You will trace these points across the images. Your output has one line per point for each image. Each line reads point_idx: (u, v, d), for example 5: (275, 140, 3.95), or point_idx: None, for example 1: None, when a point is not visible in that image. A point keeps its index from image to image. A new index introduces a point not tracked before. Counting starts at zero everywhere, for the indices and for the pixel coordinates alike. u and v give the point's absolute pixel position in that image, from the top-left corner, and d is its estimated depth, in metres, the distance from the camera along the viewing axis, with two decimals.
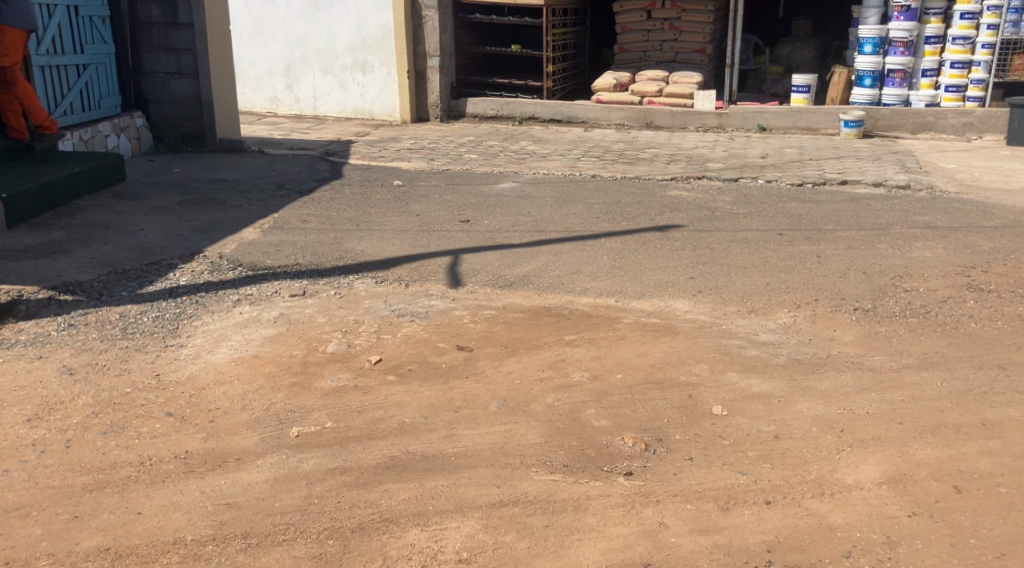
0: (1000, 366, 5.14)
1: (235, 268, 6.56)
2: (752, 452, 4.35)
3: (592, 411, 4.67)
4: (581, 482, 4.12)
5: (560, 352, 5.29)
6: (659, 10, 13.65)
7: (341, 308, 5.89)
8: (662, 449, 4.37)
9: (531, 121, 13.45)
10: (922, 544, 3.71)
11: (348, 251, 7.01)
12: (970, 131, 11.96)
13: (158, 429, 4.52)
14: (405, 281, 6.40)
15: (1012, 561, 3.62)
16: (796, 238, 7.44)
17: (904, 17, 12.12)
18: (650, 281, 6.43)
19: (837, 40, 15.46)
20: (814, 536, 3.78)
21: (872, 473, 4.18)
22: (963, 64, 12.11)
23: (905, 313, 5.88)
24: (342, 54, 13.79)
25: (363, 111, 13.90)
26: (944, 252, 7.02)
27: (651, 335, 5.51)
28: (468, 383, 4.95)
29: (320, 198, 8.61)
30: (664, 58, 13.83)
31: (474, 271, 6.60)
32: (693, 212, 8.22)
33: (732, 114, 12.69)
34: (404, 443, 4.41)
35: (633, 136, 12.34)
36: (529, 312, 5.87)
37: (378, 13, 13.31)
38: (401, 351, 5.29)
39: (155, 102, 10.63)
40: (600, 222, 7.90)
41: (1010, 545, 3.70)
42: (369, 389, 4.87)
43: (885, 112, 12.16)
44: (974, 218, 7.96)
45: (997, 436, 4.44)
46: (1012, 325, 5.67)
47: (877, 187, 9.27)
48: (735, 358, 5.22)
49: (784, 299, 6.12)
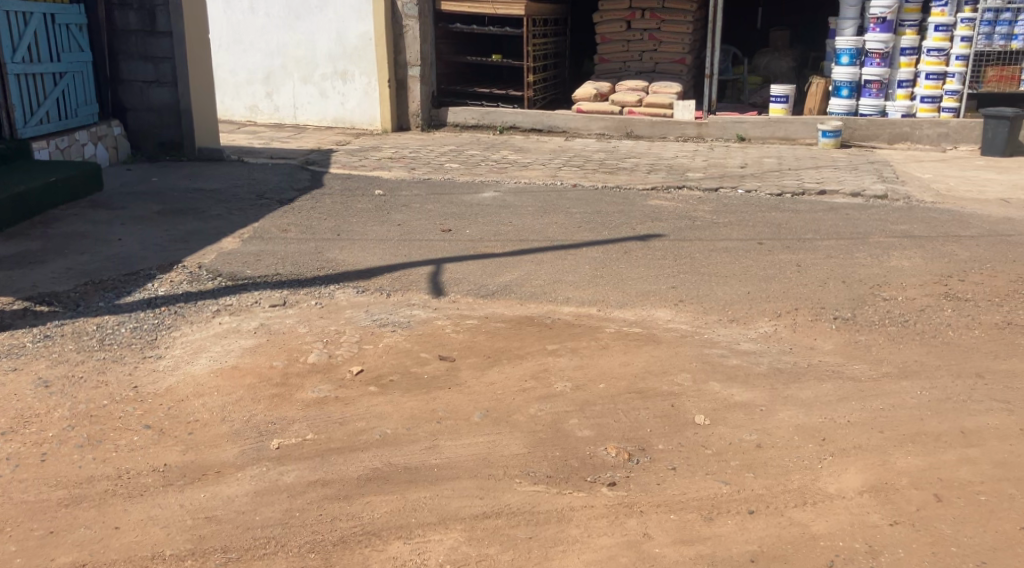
0: (977, 374, 5.17)
1: (215, 278, 6.51)
2: (735, 461, 4.35)
3: (575, 421, 4.66)
4: (564, 493, 4.11)
5: (543, 361, 5.27)
6: (638, 21, 13.72)
7: (322, 318, 5.85)
8: (646, 459, 4.36)
9: (512, 130, 13.42)
10: (904, 553, 3.72)
11: (328, 260, 6.96)
12: (944, 141, 12.08)
13: (137, 441, 4.47)
14: (386, 290, 6.36)
15: None
16: (775, 248, 7.46)
17: (880, 29, 12.20)
18: (632, 290, 6.44)
19: (816, 51, 15.50)
20: (797, 545, 3.78)
21: (854, 482, 4.19)
22: (937, 76, 12.20)
23: (883, 322, 5.90)
24: (322, 63, 13.73)
25: (344, 120, 13.85)
26: (922, 261, 7.08)
27: (634, 344, 5.51)
28: (450, 393, 4.93)
29: (301, 208, 8.56)
30: (643, 69, 13.88)
31: (456, 280, 6.57)
32: (673, 222, 8.23)
33: (712, 124, 12.73)
34: (387, 454, 4.38)
35: (613, 146, 12.35)
36: (512, 321, 5.85)
37: (358, 21, 13.28)
38: (383, 361, 5.25)
39: (133, 111, 10.52)
40: (581, 230, 7.91)
41: (990, 553, 3.71)
42: (350, 401, 4.83)
43: (862, 122, 12.26)
44: (951, 227, 8.03)
45: (976, 444, 4.46)
46: (989, 334, 5.71)
47: (855, 197, 9.29)
48: (717, 366, 5.22)
49: (765, 308, 6.13)
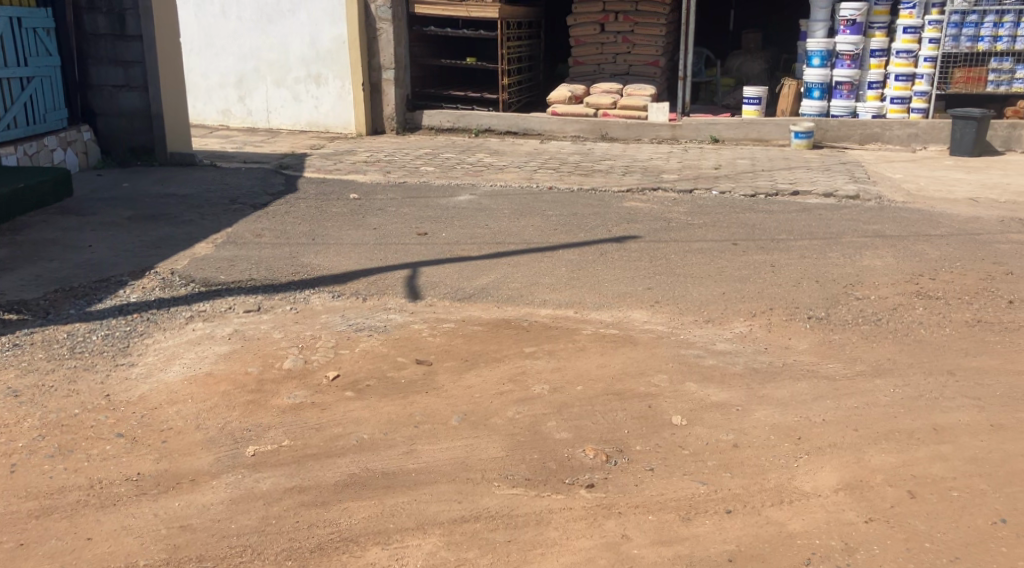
0: (949, 371, 5.21)
1: (188, 284, 6.44)
2: (713, 461, 4.35)
3: (553, 424, 4.64)
4: (543, 495, 4.09)
5: (521, 364, 5.25)
6: (612, 24, 13.74)
7: (297, 324, 5.80)
8: (623, 460, 4.35)
9: (487, 133, 13.41)
10: (879, 549, 3.74)
11: (303, 265, 6.91)
12: (915, 142, 12.19)
13: (109, 450, 4.40)
14: (362, 294, 6.32)
15: (965, 564, 3.65)
16: (749, 248, 7.49)
17: (850, 31, 12.33)
18: (608, 292, 6.44)
19: (788, 53, 15.60)
20: (774, 544, 3.79)
21: (830, 480, 4.20)
22: (907, 77, 12.32)
23: (856, 321, 5.93)
24: (295, 66, 13.65)
25: (317, 124, 13.77)
26: (893, 260, 7.13)
27: (611, 346, 5.51)
28: (428, 397, 4.89)
29: (275, 212, 8.50)
30: (617, 71, 13.91)
31: (433, 284, 6.54)
32: (648, 223, 8.25)
33: (686, 126, 12.79)
34: (364, 460, 4.34)
35: (588, 148, 12.36)
36: (489, 324, 5.83)
37: (331, 25, 13.22)
38: (360, 366, 5.22)
39: (103, 116, 10.41)
40: (557, 233, 7.91)
41: (963, 548, 3.73)
42: (326, 406, 4.79)
43: (834, 123, 12.35)
44: (921, 226, 8.10)
45: (948, 441, 4.49)
46: (959, 332, 5.75)
47: (827, 198, 9.35)
48: (693, 367, 5.23)
49: (740, 308, 6.15)
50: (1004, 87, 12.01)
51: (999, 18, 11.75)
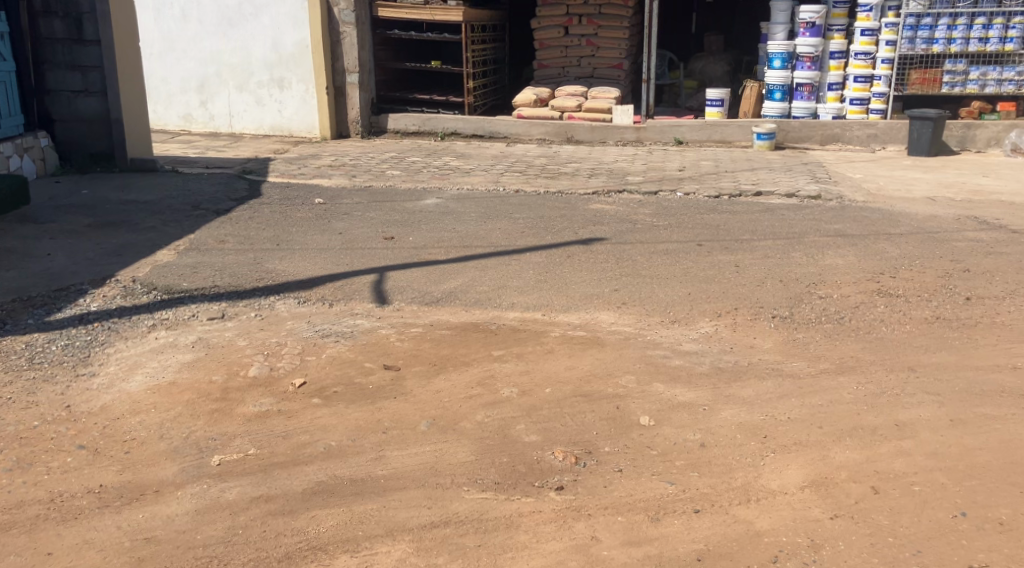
0: (910, 368, 5.26)
1: (150, 292, 6.35)
2: (680, 461, 4.36)
3: (522, 427, 4.63)
4: (512, 499, 4.08)
5: (489, 367, 5.24)
6: (576, 27, 13.77)
7: (262, 330, 5.73)
8: (592, 462, 4.35)
9: (453, 136, 13.40)
10: (844, 545, 3.77)
11: (267, 271, 6.84)
12: (874, 142, 12.32)
13: (70, 463, 4.32)
14: (328, 300, 6.27)
15: (928, 558, 3.69)
16: (714, 249, 7.53)
17: (810, 33, 12.44)
18: (575, 294, 6.44)
19: (749, 56, 15.73)
20: (742, 542, 3.81)
21: (795, 477, 4.23)
22: (865, 79, 12.44)
23: (820, 320, 5.98)
24: (257, 71, 13.53)
25: (281, 128, 13.66)
26: (855, 259, 7.20)
27: (579, 347, 5.50)
28: (396, 403, 4.86)
29: (238, 217, 8.42)
30: (582, 74, 13.94)
31: (399, 288, 6.50)
32: (614, 225, 8.27)
33: (650, 128, 12.84)
34: (332, 467, 4.30)
35: (554, 151, 12.38)
36: (457, 328, 5.80)
37: (293, 29, 13.13)
38: (326, 372, 5.17)
39: (61, 121, 10.25)
40: (524, 236, 7.90)
41: (925, 542, 3.78)
42: (293, 414, 4.74)
43: (795, 125, 12.46)
44: (882, 225, 8.19)
45: (910, 436, 4.54)
46: (920, 329, 5.82)
47: (790, 198, 9.43)
48: (660, 368, 5.24)
49: (705, 309, 6.18)
50: (958, 88, 12.29)
51: (954, 21, 12.02)
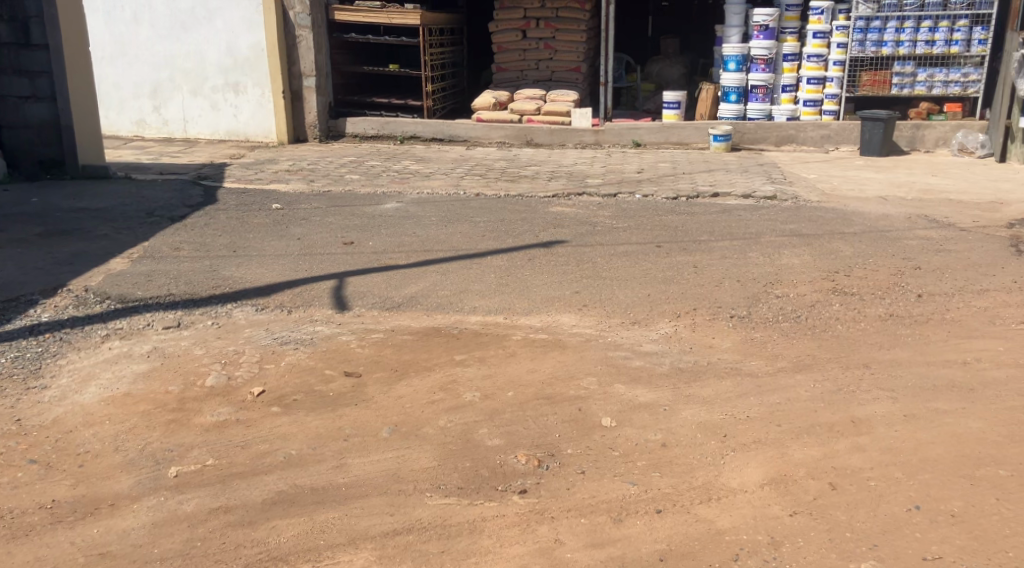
0: (865, 365, 5.33)
1: (103, 301, 6.23)
2: (642, 461, 4.37)
3: (485, 431, 4.61)
4: (475, 503, 4.06)
5: (451, 372, 5.21)
6: (533, 30, 13.80)
7: (219, 339, 5.65)
8: (555, 464, 4.34)
9: (413, 140, 13.35)
10: (803, 542, 3.80)
11: (224, 278, 6.75)
12: (827, 143, 12.51)
13: (21, 478, 4.22)
14: (287, 307, 6.20)
15: (884, 552, 3.74)
16: (673, 250, 7.57)
17: (763, 35, 12.57)
18: (536, 297, 6.43)
19: (705, 59, 15.87)
20: (703, 541, 3.83)
21: (755, 475, 4.25)
22: (818, 80, 12.59)
23: (777, 319, 6.03)
24: (212, 75, 13.36)
25: (237, 133, 13.51)
26: (810, 258, 7.28)
27: (540, 350, 5.50)
28: (357, 410, 4.81)
29: (194, 224, 8.31)
30: (540, 77, 13.98)
31: (359, 294, 6.45)
32: (574, 228, 8.28)
33: (609, 130, 12.90)
34: (292, 476, 4.25)
35: (514, 154, 12.38)
36: (418, 333, 5.77)
37: (248, 33, 12.99)
38: (285, 381, 5.10)
39: (9, 128, 10.07)
40: (485, 239, 7.88)
41: (881, 537, 3.83)
42: (251, 423, 4.68)
43: (750, 126, 12.61)
44: (836, 225, 8.29)
45: (866, 432, 4.59)
46: (875, 326, 5.90)
47: (746, 199, 9.51)
48: (621, 369, 5.25)
49: (665, 309, 6.20)
50: (907, 90, 12.44)
51: (901, 24, 12.20)
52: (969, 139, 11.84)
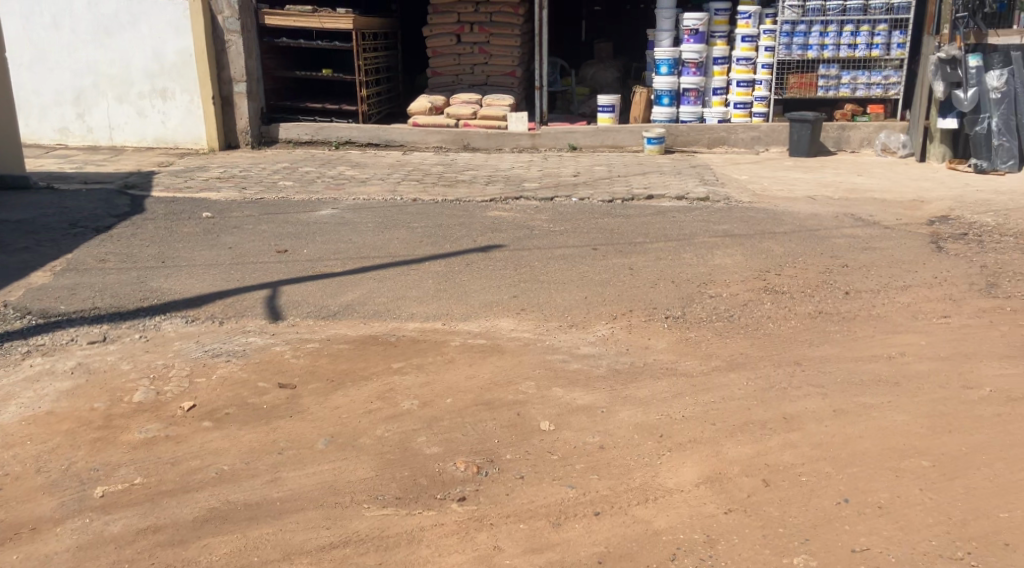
0: (795, 362, 5.42)
1: (24, 317, 6.05)
2: (581, 464, 4.38)
3: (423, 439, 4.58)
4: (414, 513, 4.03)
5: (388, 381, 5.17)
6: (468, 35, 13.80)
7: (147, 353, 5.53)
8: (494, 470, 4.33)
9: (348, 145, 13.24)
10: (738, 539, 3.86)
11: (152, 290, 6.62)
12: (758, 145, 12.72)
13: None
14: (218, 318, 6.10)
15: (815, 546, 3.82)
16: (610, 253, 7.63)
17: (693, 39, 12.75)
18: (474, 302, 6.42)
19: (638, 63, 16.04)
20: (641, 542, 3.86)
21: (691, 474, 4.30)
22: (747, 83, 12.78)
23: (711, 318, 6.12)
24: (138, 81, 13.06)
25: (166, 140, 13.27)
26: (742, 258, 7.40)
27: (479, 356, 5.49)
28: (291, 422, 4.75)
29: (121, 235, 8.13)
30: (476, 81, 13.98)
31: (293, 303, 6.37)
32: (512, 232, 8.29)
33: (545, 134, 12.95)
34: (225, 492, 4.17)
35: (451, 158, 12.35)
36: (354, 342, 5.72)
37: (175, 37, 12.74)
38: (217, 394, 5.01)
39: None
40: (422, 245, 7.84)
41: (813, 530, 3.90)
42: (182, 438, 4.58)
43: (683, 129, 12.78)
44: (767, 225, 8.44)
45: (797, 428, 4.67)
46: (805, 323, 6.01)
47: (680, 201, 9.63)
48: (559, 373, 5.26)
49: (602, 312, 6.24)
50: (832, 92, 12.70)
51: (825, 28, 12.47)
52: (891, 139, 12.19)
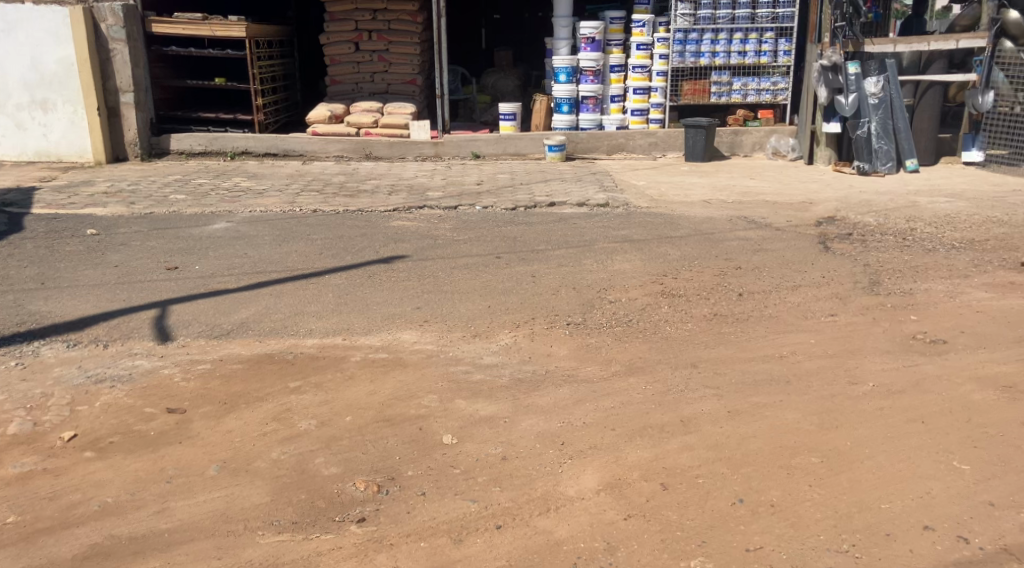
0: (693, 364, 5.49)
1: None
2: (482, 477, 4.34)
3: (321, 459, 4.47)
4: (310, 537, 3.94)
5: (285, 401, 5.03)
6: (366, 43, 13.64)
7: (24, 381, 5.28)
8: (394, 488, 4.25)
9: (245, 156, 12.95)
10: (637, 545, 3.88)
11: (31, 313, 6.32)
12: (655, 150, 12.93)
13: None
14: (102, 341, 5.86)
15: (712, 547, 3.86)
16: (512, 261, 7.62)
17: (590, 48, 12.89)
18: (375, 315, 6.32)
19: (538, 71, 16.13)
20: (541, 554, 3.85)
21: (591, 481, 4.31)
22: (642, 91, 13.04)
23: (611, 323, 6.16)
24: (15, 92, 12.40)
25: (48, 154, 12.65)
26: (641, 262, 7.49)
27: (379, 370, 5.40)
28: (181, 448, 4.58)
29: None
30: (376, 90, 13.84)
31: (185, 323, 6.17)
32: (414, 242, 8.21)
33: (446, 143, 12.90)
34: (108, 526, 4.00)
35: (351, 169, 12.19)
36: (249, 361, 5.56)
37: (54, 46, 12.18)
38: (101, 422, 4.81)
39: None
40: (322, 258, 7.69)
41: (709, 532, 3.95)
42: (61, 471, 4.38)
43: (583, 136, 12.90)
44: (664, 229, 8.56)
45: (694, 431, 4.72)
46: (702, 326, 6.10)
47: (581, 207, 9.70)
48: (461, 384, 5.21)
49: (504, 321, 6.22)
50: (725, 98, 12.98)
51: (715, 36, 12.69)
52: (781, 144, 12.63)
